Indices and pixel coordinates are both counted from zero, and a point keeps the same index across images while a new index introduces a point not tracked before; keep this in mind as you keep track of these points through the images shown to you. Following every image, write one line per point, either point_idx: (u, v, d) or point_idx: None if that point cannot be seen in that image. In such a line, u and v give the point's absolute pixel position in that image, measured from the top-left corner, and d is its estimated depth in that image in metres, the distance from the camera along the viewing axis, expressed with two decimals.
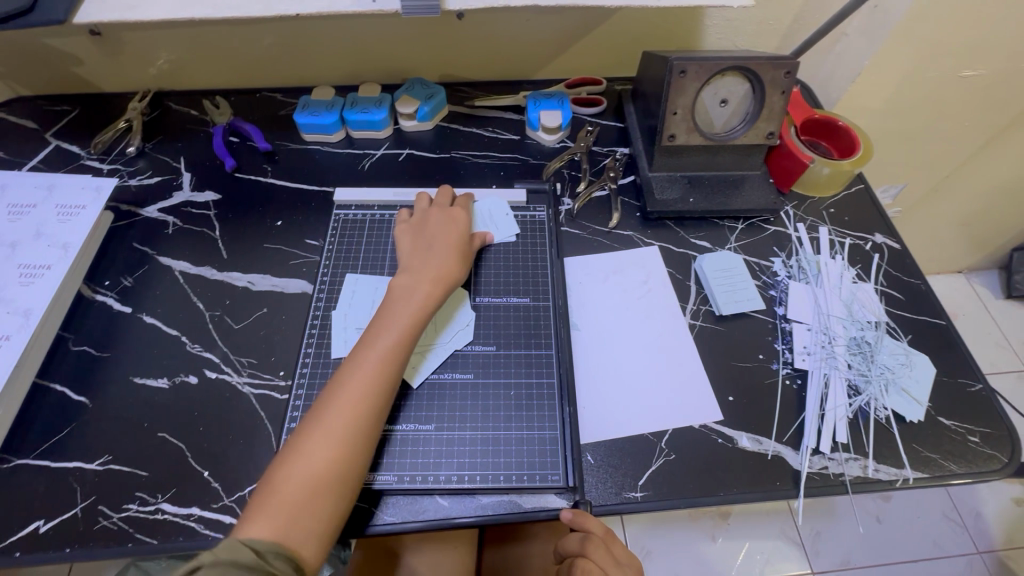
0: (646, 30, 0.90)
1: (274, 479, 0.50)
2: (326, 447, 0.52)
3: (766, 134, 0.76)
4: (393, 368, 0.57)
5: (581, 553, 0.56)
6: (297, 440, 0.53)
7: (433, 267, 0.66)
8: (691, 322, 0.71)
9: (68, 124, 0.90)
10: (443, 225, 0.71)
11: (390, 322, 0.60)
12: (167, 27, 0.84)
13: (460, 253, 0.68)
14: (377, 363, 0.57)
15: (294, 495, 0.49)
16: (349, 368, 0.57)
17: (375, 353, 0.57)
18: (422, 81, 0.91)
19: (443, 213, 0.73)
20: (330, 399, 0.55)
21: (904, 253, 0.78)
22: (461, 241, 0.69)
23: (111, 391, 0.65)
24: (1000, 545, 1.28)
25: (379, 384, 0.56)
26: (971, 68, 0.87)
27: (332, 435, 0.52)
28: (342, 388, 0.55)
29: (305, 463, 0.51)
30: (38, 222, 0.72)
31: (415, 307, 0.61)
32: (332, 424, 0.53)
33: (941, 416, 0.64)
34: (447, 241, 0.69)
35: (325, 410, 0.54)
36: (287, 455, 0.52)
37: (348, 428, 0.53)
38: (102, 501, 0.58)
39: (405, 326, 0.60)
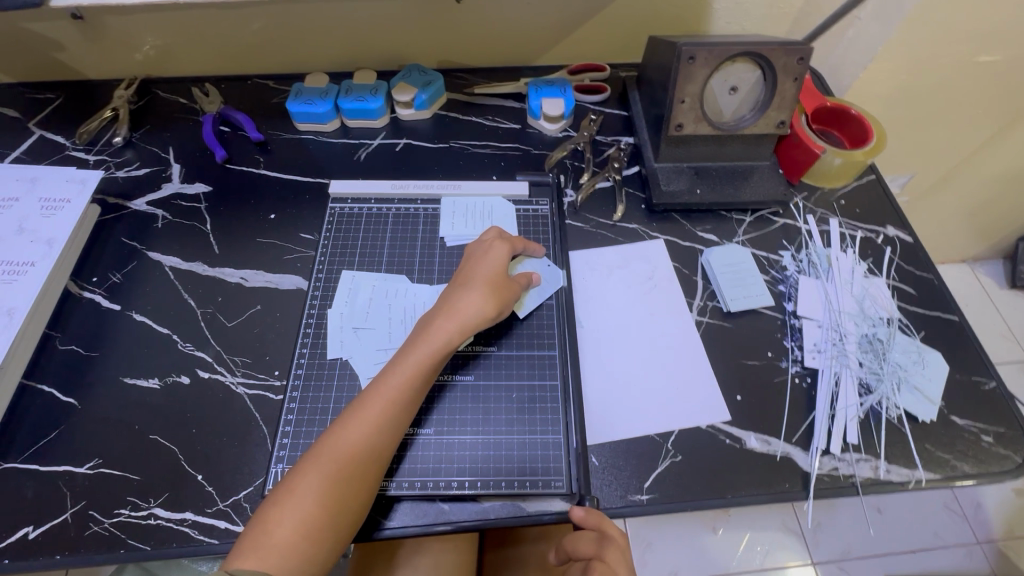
0: (652, 13, 0.87)
1: (265, 516, 0.49)
2: (320, 491, 0.49)
3: (777, 123, 0.73)
4: (401, 410, 0.54)
5: (595, 557, 0.52)
6: (291, 477, 0.50)
7: (459, 298, 0.60)
8: (698, 319, 0.69)
9: (52, 113, 0.87)
10: (483, 255, 0.65)
11: (406, 359, 0.56)
12: (152, 10, 0.81)
13: (495, 286, 0.62)
14: (385, 404, 0.54)
15: (284, 537, 0.47)
16: (355, 407, 0.54)
17: (387, 392, 0.54)
18: (419, 68, 0.88)
19: (487, 243, 0.66)
20: (331, 436, 0.52)
21: (916, 246, 0.75)
22: (498, 272, 0.63)
23: (100, 391, 0.63)
24: (999, 536, 1.27)
25: (384, 427, 0.53)
26: (987, 53, 0.84)
27: (330, 477, 0.50)
28: (346, 426, 0.52)
29: (297, 505, 0.49)
30: (21, 216, 0.69)
31: (432, 345, 0.57)
32: (329, 464, 0.50)
33: (955, 415, 0.63)
34: (481, 270, 0.63)
35: (326, 448, 0.51)
36: (280, 491, 0.50)
37: (346, 472, 0.50)
38: (93, 506, 0.57)
39: (420, 365, 0.56)
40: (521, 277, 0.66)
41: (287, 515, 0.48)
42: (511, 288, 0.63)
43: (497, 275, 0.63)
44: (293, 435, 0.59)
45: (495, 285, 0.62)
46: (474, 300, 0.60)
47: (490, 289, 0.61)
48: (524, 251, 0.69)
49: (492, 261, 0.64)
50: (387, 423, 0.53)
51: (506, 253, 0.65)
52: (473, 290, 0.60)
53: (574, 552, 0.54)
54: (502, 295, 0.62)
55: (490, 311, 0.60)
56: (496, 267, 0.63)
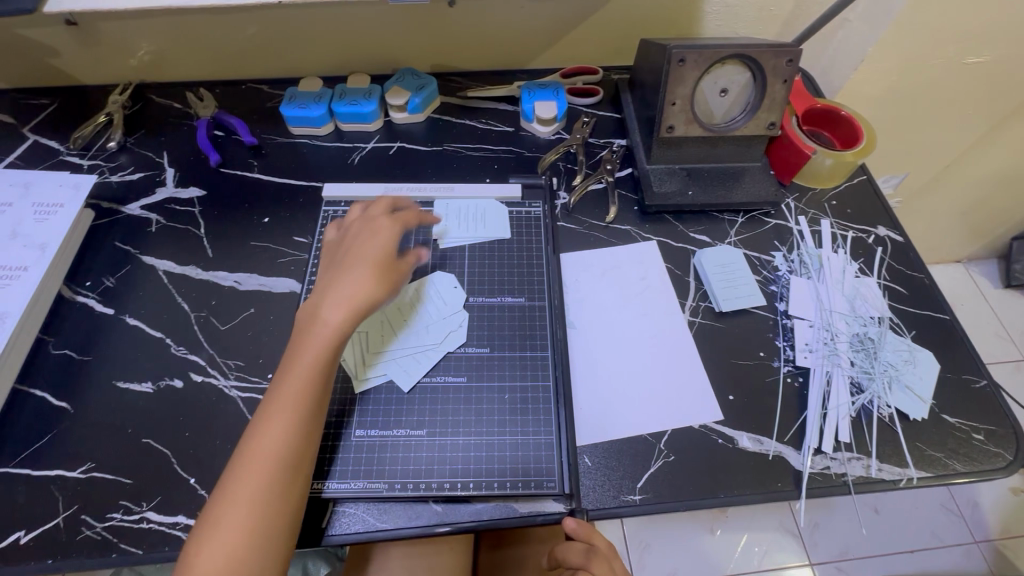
0: (643, 16, 0.87)
1: (189, 552, 0.46)
2: (243, 513, 0.47)
3: (767, 125, 0.74)
4: (308, 408, 0.52)
5: (581, 566, 0.54)
6: (208, 510, 0.48)
7: (345, 283, 0.57)
8: (691, 319, 0.70)
9: (46, 118, 0.87)
10: (364, 231, 0.62)
11: (297, 359, 0.53)
12: (146, 16, 0.81)
13: (382, 259, 0.59)
14: (287, 408, 0.51)
15: (213, 568, 0.45)
16: (258, 418, 0.51)
17: (284, 396, 0.52)
18: (413, 72, 0.88)
19: (365, 219, 0.63)
20: (240, 457, 0.49)
21: (907, 246, 0.76)
22: (380, 243, 0.60)
23: (93, 396, 0.63)
24: (997, 535, 1.27)
25: (294, 431, 0.51)
26: (975, 55, 0.85)
27: (248, 497, 0.48)
28: (254, 440, 0.50)
29: (219, 531, 0.46)
30: (14, 221, 0.69)
31: (319, 338, 0.54)
32: (247, 485, 0.48)
33: (946, 413, 0.63)
34: (358, 248, 0.60)
35: (238, 469, 0.49)
36: (200, 528, 0.47)
37: (266, 485, 0.48)
38: (85, 510, 0.57)
39: (314, 360, 0.53)
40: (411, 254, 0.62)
41: (213, 547, 0.46)
42: (400, 266, 0.60)
43: (381, 246, 0.60)
44: None
45: (385, 260, 0.59)
46: (360, 283, 0.56)
47: (370, 273, 0.57)
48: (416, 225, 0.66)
49: (369, 236, 0.61)
50: (295, 425, 0.51)
51: (389, 228, 0.62)
52: (355, 275, 0.57)
53: (563, 560, 0.56)
54: (393, 269, 0.59)
55: (383, 290, 0.57)
56: (376, 242, 0.60)
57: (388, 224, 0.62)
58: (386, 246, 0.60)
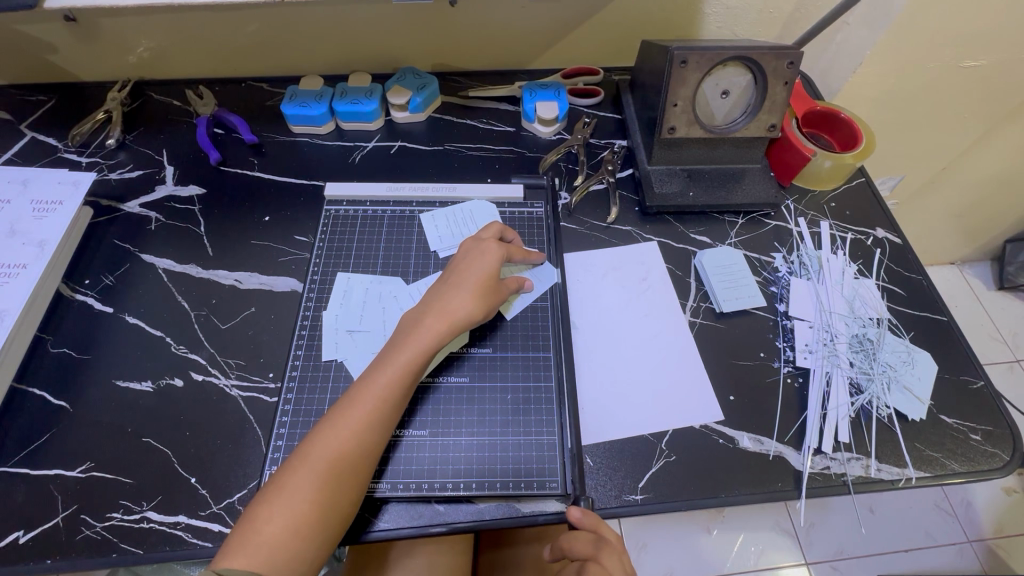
0: (644, 17, 0.88)
1: (256, 514, 0.49)
2: (292, 521, 0.48)
3: (768, 126, 0.74)
4: (372, 438, 0.53)
5: (591, 557, 0.52)
6: (256, 508, 0.49)
7: (447, 306, 0.59)
8: (692, 319, 0.70)
9: (44, 114, 0.87)
10: (477, 252, 0.64)
11: (374, 382, 0.54)
12: (146, 13, 0.80)
13: (480, 291, 0.61)
14: (356, 431, 0.52)
15: (278, 534, 0.47)
16: (322, 431, 0.52)
17: (353, 418, 0.53)
18: (414, 71, 0.88)
19: (478, 243, 0.65)
20: (301, 463, 0.50)
21: (905, 247, 0.77)
22: (489, 274, 0.62)
23: (92, 394, 0.63)
24: (989, 534, 1.29)
25: (358, 454, 0.52)
26: (972, 58, 0.85)
27: (299, 503, 0.49)
28: (314, 450, 0.51)
29: (288, 500, 0.49)
30: (12, 218, 0.69)
31: (403, 364, 0.56)
32: (302, 492, 0.49)
33: (944, 414, 0.64)
34: (473, 271, 0.62)
35: (295, 475, 0.50)
36: (244, 525, 0.48)
37: (317, 499, 0.49)
38: (85, 510, 0.56)
39: (387, 390, 0.54)
40: (513, 281, 0.66)
41: (252, 550, 0.47)
42: (500, 292, 0.63)
43: (487, 277, 0.62)
44: (287, 436, 0.59)
45: (484, 290, 0.61)
46: (464, 301, 0.60)
47: (470, 293, 0.60)
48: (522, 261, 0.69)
49: (480, 264, 0.63)
50: (357, 450, 0.52)
51: (495, 255, 0.64)
52: (461, 290, 0.60)
53: (569, 550, 0.54)
54: (489, 297, 0.62)
55: (479, 309, 0.60)
56: (485, 270, 0.62)
57: (497, 253, 0.64)
58: (491, 277, 0.62)
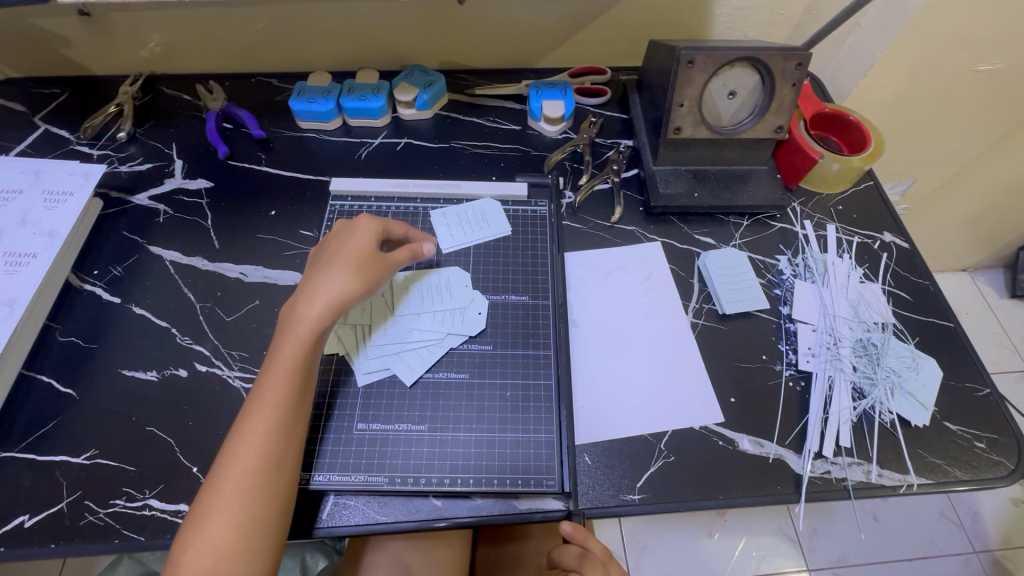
0: (653, 17, 0.87)
1: (176, 552, 0.47)
2: (214, 547, 0.46)
3: (775, 128, 0.74)
4: (281, 434, 0.51)
5: (575, 569, 0.55)
6: (179, 546, 0.47)
7: (323, 290, 0.56)
8: (694, 321, 0.70)
9: (57, 107, 0.88)
10: (348, 233, 0.62)
11: (265, 387, 0.52)
12: (158, 8, 0.81)
13: (356, 268, 0.58)
14: (259, 441, 0.50)
15: (202, 565, 0.46)
16: (226, 446, 0.51)
17: (252, 425, 0.51)
18: (421, 68, 0.89)
19: (347, 225, 0.63)
20: (212, 492, 0.48)
21: (912, 252, 0.76)
22: (362, 249, 0.60)
23: (98, 383, 0.64)
24: (996, 545, 1.27)
25: (262, 467, 0.49)
26: (987, 62, 0.84)
27: (216, 530, 0.47)
28: (221, 474, 0.49)
29: (205, 530, 0.47)
30: (24, 209, 0.70)
31: (290, 360, 0.53)
32: (218, 519, 0.47)
33: (948, 421, 0.63)
34: (347, 251, 0.60)
35: (211, 493, 0.48)
36: (168, 568, 0.46)
37: (242, 505, 0.48)
38: (89, 496, 0.57)
39: (283, 391, 0.52)
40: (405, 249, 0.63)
41: None
42: (384, 261, 0.61)
43: (363, 252, 0.60)
44: None
45: (361, 264, 0.59)
46: (339, 278, 0.57)
47: (337, 273, 0.57)
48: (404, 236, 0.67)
49: (350, 244, 0.60)
50: (265, 459, 0.50)
51: (370, 232, 0.62)
52: (336, 271, 0.58)
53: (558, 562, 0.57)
54: (371, 271, 0.59)
55: (364, 285, 0.58)
56: (358, 247, 0.60)
57: (369, 225, 0.62)
58: (366, 252, 0.60)
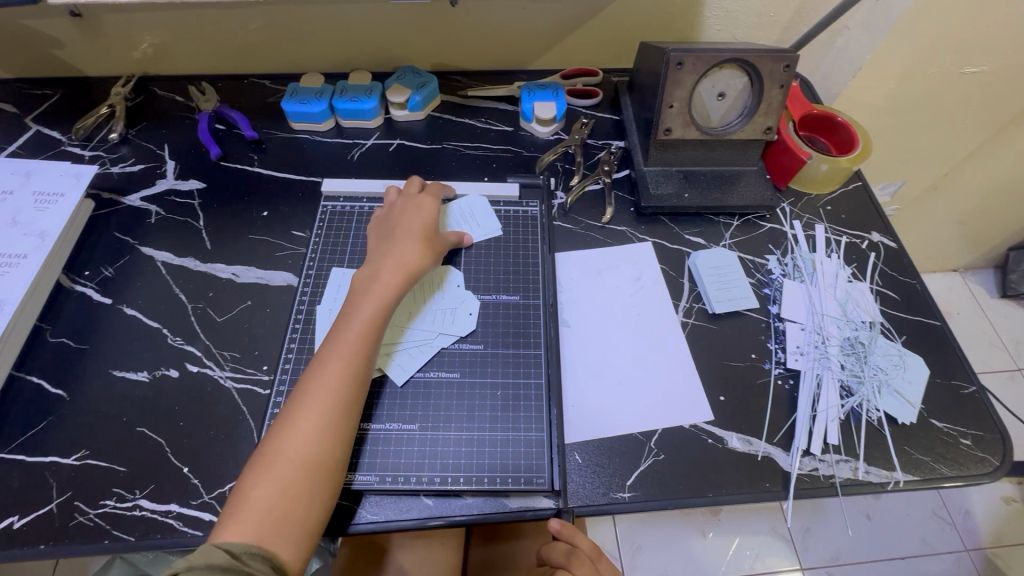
0: (644, 19, 0.88)
1: (243, 485, 0.49)
2: (281, 483, 0.48)
3: (763, 129, 0.74)
4: (345, 396, 0.53)
5: (563, 566, 0.56)
6: (245, 481, 0.49)
7: (399, 258, 0.63)
8: (684, 320, 0.70)
9: (49, 108, 0.88)
10: (412, 211, 0.69)
11: (338, 342, 0.56)
12: (150, 10, 0.81)
13: (426, 243, 0.66)
14: (331, 388, 0.53)
15: (269, 499, 0.48)
16: (298, 390, 0.54)
17: (327, 373, 0.54)
18: (413, 70, 0.89)
19: (410, 202, 0.70)
20: (286, 430, 0.51)
21: (900, 252, 0.77)
22: (429, 230, 0.67)
23: (89, 384, 0.64)
24: (987, 543, 1.28)
25: (331, 414, 0.52)
26: (972, 64, 0.85)
27: (285, 465, 0.49)
28: (295, 416, 0.52)
29: (275, 467, 0.49)
30: (15, 209, 0.70)
31: (364, 320, 0.58)
32: (288, 457, 0.50)
33: (934, 419, 0.63)
34: (416, 225, 0.67)
35: (280, 441, 0.51)
36: (235, 497, 0.48)
37: (308, 455, 0.50)
38: (79, 497, 0.57)
39: (357, 346, 0.56)
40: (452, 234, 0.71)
41: (245, 518, 0.47)
42: (442, 241, 0.68)
43: (429, 229, 0.67)
44: None
45: (429, 240, 0.66)
46: (415, 249, 0.64)
47: (414, 244, 0.65)
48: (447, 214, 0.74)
49: (418, 219, 0.68)
50: (335, 405, 0.53)
51: (433, 211, 0.69)
52: (411, 242, 0.65)
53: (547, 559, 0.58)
54: (434, 245, 0.67)
55: (431, 258, 0.65)
56: (424, 223, 0.67)
57: (432, 209, 0.69)
58: (431, 230, 0.67)
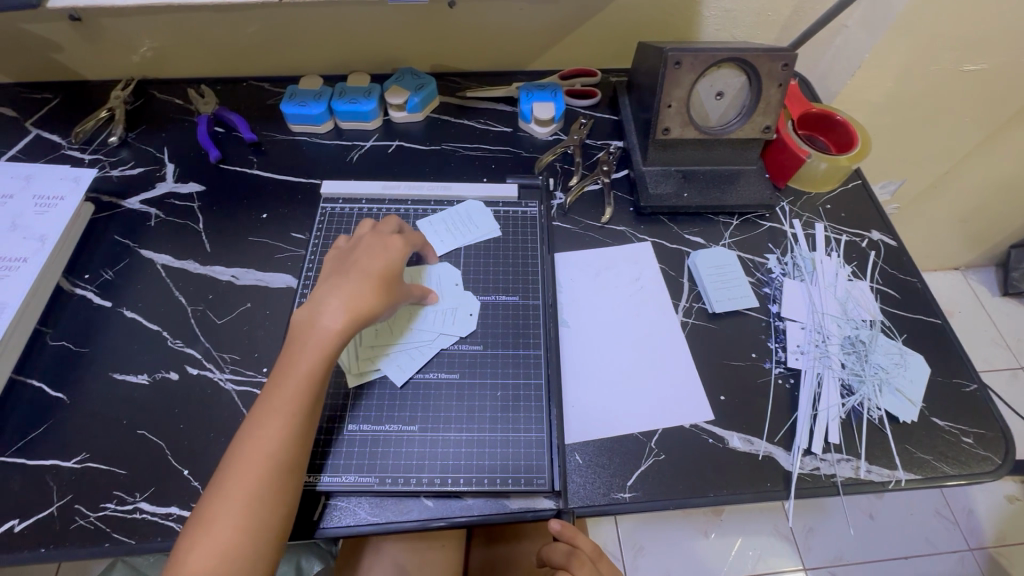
0: (642, 19, 0.88)
1: (179, 551, 0.46)
2: (216, 551, 0.46)
3: (762, 128, 0.74)
4: (285, 450, 0.50)
5: (564, 566, 0.55)
6: (181, 545, 0.47)
7: (346, 303, 0.56)
8: (684, 320, 0.70)
9: (48, 112, 0.88)
10: (373, 248, 0.62)
11: (277, 394, 0.52)
12: (149, 13, 0.82)
13: (379, 284, 0.59)
14: (269, 446, 0.50)
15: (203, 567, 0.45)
16: (235, 446, 0.50)
17: (265, 429, 0.51)
18: (412, 72, 0.89)
19: (376, 237, 0.63)
20: (220, 492, 0.48)
21: (900, 250, 0.76)
22: (386, 269, 0.60)
23: (89, 387, 0.64)
24: (991, 543, 1.27)
25: (268, 475, 0.49)
26: (972, 62, 0.85)
27: (220, 531, 0.47)
28: (231, 476, 0.49)
29: (209, 533, 0.46)
30: (15, 213, 0.70)
31: (304, 371, 0.53)
32: (222, 523, 0.47)
33: (935, 417, 0.63)
34: (371, 264, 0.60)
35: (213, 506, 0.48)
36: (170, 564, 0.46)
37: (245, 522, 0.47)
38: (79, 500, 0.57)
39: (296, 399, 0.52)
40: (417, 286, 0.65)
41: None
42: (401, 282, 0.61)
43: (387, 268, 0.60)
44: None
45: (384, 281, 0.59)
46: (365, 293, 0.58)
47: (365, 286, 0.58)
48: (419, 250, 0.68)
49: (375, 257, 0.61)
50: (275, 464, 0.50)
51: (395, 247, 0.62)
52: (361, 284, 0.58)
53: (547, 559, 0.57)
54: (390, 287, 0.60)
55: (384, 302, 0.58)
56: (381, 261, 0.61)
57: (400, 247, 0.63)
58: (389, 269, 0.60)
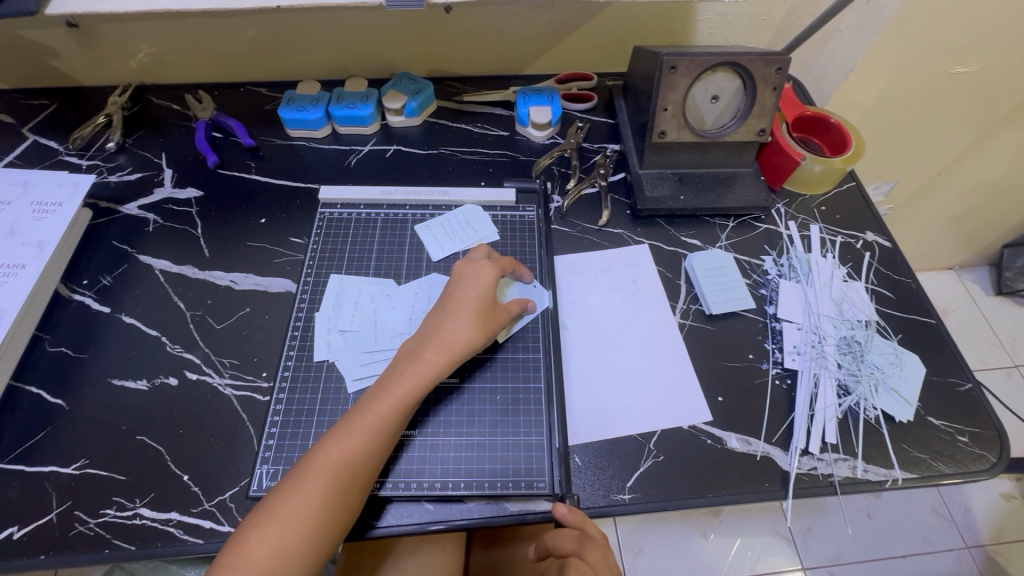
0: (637, 24, 0.89)
1: (243, 538, 0.48)
2: (279, 546, 0.48)
3: (757, 131, 0.75)
4: (362, 464, 0.52)
5: (574, 553, 0.52)
6: (246, 531, 0.48)
7: (445, 337, 0.59)
8: (681, 322, 0.71)
9: (46, 118, 0.88)
10: (470, 280, 0.63)
11: (370, 411, 0.54)
12: (146, 19, 0.82)
13: (479, 320, 0.61)
14: (352, 455, 0.52)
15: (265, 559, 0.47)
16: (317, 450, 0.52)
17: (352, 441, 0.53)
18: (409, 76, 0.89)
19: (475, 264, 0.64)
20: (293, 492, 0.50)
21: (894, 251, 0.77)
22: (485, 302, 0.62)
23: (88, 393, 0.64)
24: (988, 541, 1.28)
25: (340, 484, 0.51)
26: (962, 64, 0.86)
27: (287, 527, 0.48)
28: (309, 476, 0.51)
29: (277, 528, 0.48)
30: (12, 220, 0.70)
31: (399, 397, 0.55)
32: (291, 520, 0.49)
33: (930, 416, 0.64)
34: (470, 297, 0.62)
35: (284, 501, 0.50)
36: (233, 547, 0.48)
37: (310, 523, 0.49)
38: (79, 506, 0.57)
39: (388, 417, 0.54)
40: (514, 303, 0.65)
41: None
42: (499, 316, 0.63)
43: (485, 302, 0.61)
44: (278, 436, 0.60)
45: (483, 316, 0.61)
46: (463, 329, 0.59)
47: (467, 322, 0.60)
48: (512, 274, 0.68)
49: (474, 289, 0.62)
50: (350, 474, 0.52)
51: (491, 280, 0.63)
52: (461, 319, 0.60)
53: (553, 549, 0.54)
54: (488, 324, 0.61)
55: (480, 339, 0.60)
56: (481, 294, 0.62)
57: (492, 276, 0.63)
58: (488, 303, 0.62)
